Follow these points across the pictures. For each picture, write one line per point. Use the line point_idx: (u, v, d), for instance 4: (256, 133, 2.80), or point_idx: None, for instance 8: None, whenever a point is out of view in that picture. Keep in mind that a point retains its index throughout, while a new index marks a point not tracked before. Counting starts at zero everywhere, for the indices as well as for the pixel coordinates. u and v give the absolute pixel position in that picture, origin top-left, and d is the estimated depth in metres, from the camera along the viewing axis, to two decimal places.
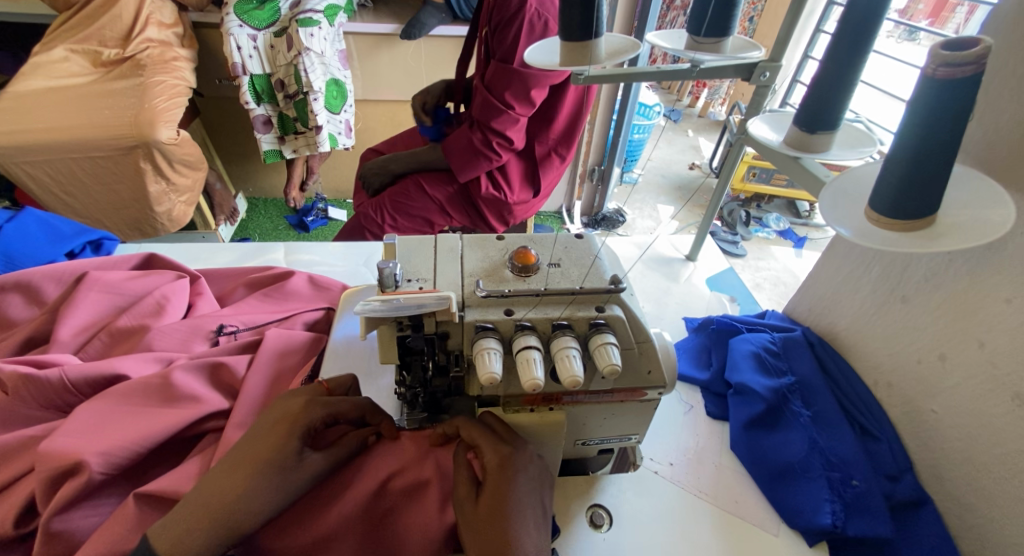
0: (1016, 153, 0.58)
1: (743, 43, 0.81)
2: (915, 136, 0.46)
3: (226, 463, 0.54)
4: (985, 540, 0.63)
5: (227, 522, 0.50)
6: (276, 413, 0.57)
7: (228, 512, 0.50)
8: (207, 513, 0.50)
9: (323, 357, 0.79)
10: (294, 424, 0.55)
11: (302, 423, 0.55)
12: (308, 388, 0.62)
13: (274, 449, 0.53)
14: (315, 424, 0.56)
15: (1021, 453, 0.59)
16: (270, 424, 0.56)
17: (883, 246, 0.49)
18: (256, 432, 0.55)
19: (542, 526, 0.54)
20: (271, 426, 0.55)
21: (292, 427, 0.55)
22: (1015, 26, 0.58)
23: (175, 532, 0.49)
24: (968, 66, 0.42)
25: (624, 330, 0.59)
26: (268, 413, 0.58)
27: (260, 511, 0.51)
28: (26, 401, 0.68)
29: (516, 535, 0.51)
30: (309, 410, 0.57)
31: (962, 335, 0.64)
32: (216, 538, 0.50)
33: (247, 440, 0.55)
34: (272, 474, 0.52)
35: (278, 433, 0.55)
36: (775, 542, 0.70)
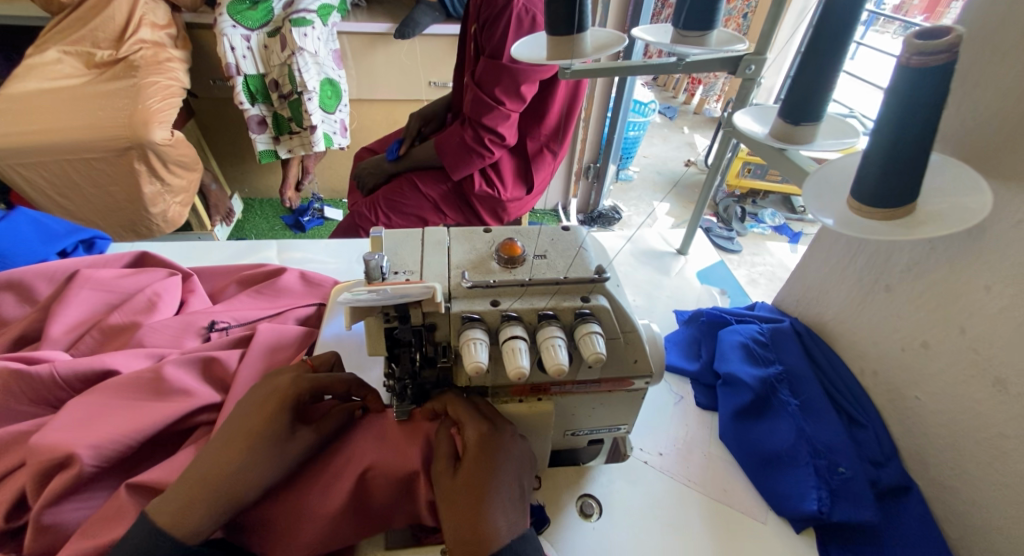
0: (993, 141, 0.59)
1: (729, 36, 0.81)
2: (892, 125, 0.47)
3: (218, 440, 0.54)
4: (969, 524, 0.64)
5: (228, 495, 0.51)
6: (265, 390, 0.58)
7: (224, 487, 0.51)
8: (201, 486, 0.51)
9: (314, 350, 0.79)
10: (284, 398, 0.56)
11: (293, 398, 0.56)
12: (293, 366, 0.63)
13: (266, 424, 0.54)
14: (303, 399, 0.57)
15: (1002, 437, 0.60)
16: (261, 399, 0.57)
17: (864, 236, 0.50)
18: (245, 409, 0.56)
19: (518, 503, 0.55)
20: (261, 402, 0.56)
21: (283, 402, 0.56)
22: (991, 14, 0.59)
23: (178, 506, 0.50)
24: (941, 55, 0.43)
25: (609, 320, 0.59)
26: (257, 390, 0.58)
27: (257, 482, 0.52)
28: (17, 397, 0.68)
29: (489, 505, 0.52)
30: (298, 383, 0.58)
31: (945, 322, 0.65)
32: (219, 511, 0.51)
33: (239, 417, 0.56)
34: (269, 448, 0.53)
35: (269, 410, 0.55)
36: (764, 530, 0.71)
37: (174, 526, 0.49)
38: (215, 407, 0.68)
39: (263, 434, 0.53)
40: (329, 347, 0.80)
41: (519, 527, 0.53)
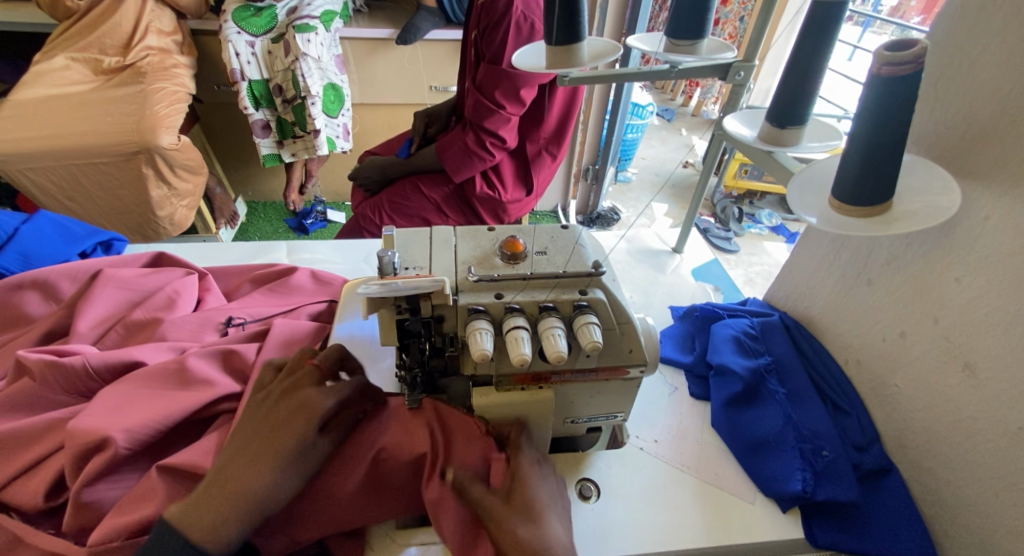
0: (961, 143, 0.63)
1: (717, 45, 0.89)
2: (865, 128, 0.52)
3: (241, 453, 0.57)
4: (943, 502, 0.69)
5: (250, 506, 0.55)
6: (287, 404, 0.60)
7: (254, 500, 0.55)
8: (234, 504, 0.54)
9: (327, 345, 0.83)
10: (307, 416, 0.59)
11: (316, 413, 0.59)
12: (305, 372, 0.64)
13: (291, 441, 0.58)
14: (326, 413, 0.60)
15: (971, 419, 0.64)
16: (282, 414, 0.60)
17: (842, 230, 0.54)
18: (267, 424, 0.59)
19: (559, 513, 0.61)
20: (283, 417, 0.59)
21: (308, 419, 0.59)
22: (959, 25, 0.64)
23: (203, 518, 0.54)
24: (906, 65, 0.48)
25: (605, 312, 0.64)
26: (274, 403, 0.61)
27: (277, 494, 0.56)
28: (51, 387, 0.73)
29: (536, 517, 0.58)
30: (318, 398, 0.60)
31: (920, 312, 0.70)
32: (241, 520, 0.55)
33: (258, 430, 0.59)
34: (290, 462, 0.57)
35: (291, 426, 0.58)
36: (751, 509, 0.75)
37: (204, 540, 0.53)
38: (236, 396, 0.73)
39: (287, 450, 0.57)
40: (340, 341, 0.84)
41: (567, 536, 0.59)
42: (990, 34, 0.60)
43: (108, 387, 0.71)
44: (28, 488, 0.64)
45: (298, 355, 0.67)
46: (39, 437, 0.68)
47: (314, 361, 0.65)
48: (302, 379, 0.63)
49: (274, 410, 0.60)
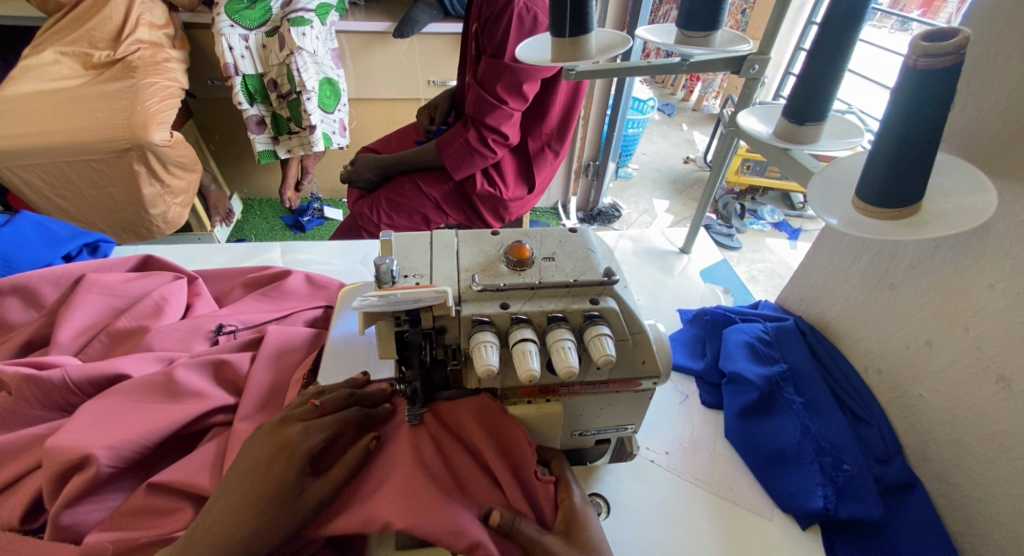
0: (998, 140, 0.59)
1: (731, 36, 0.82)
2: (898, 127, 0.47)
3: (226, 500, 0.53)
4: (972, 520, 0.65)
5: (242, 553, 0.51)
6: (272, 444, 0.55)
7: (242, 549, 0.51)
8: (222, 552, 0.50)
9: (322, 353, 0.78)
10: (293, 460, 0.54)
11: (303, 454, 0.55)
12: (297, 410, 0.59)
13: (276, 485, 0.53)
14: (313, 452, 0.55)
15: (1005, 434, 0.61)
16: (268, 457, 0.55)
17: (867, 234, 0.50)
18: (253, 465, 0.54)
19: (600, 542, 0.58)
20: (268, 459, 0.54)
21: (291, 460, 0.54)
22: (995, 16, 0.60)
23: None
24: (949, 56, 0.43)
25: (618, 322, 0.60)
26: (260, 441, 0.56)
27: (269, 542, 0.52)
28: (29, 402, 0.69)
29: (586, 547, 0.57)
30: (306, 437, 0.56)
31: (948, 320, 0.66)
32: None
33: (244, 471, 0.54)
34: (276, 508, 0.52)
35: (276, 466, 0.54)
36: (768, 526, 0.72)
37: None
38: (228, 405, 0.70)
39: (272, 497, 0.52)
40: (336, 349, 0.76)
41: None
42: None
43: (91, 401, 0.67)
44: (5, 509, 0.60)
45: (302, 396, 0.62)
46: (16, 452, 0.64)
47: (315, 401, 0.60)
48: (290, 416, 0.58)
49: (257, 451, 0.56)
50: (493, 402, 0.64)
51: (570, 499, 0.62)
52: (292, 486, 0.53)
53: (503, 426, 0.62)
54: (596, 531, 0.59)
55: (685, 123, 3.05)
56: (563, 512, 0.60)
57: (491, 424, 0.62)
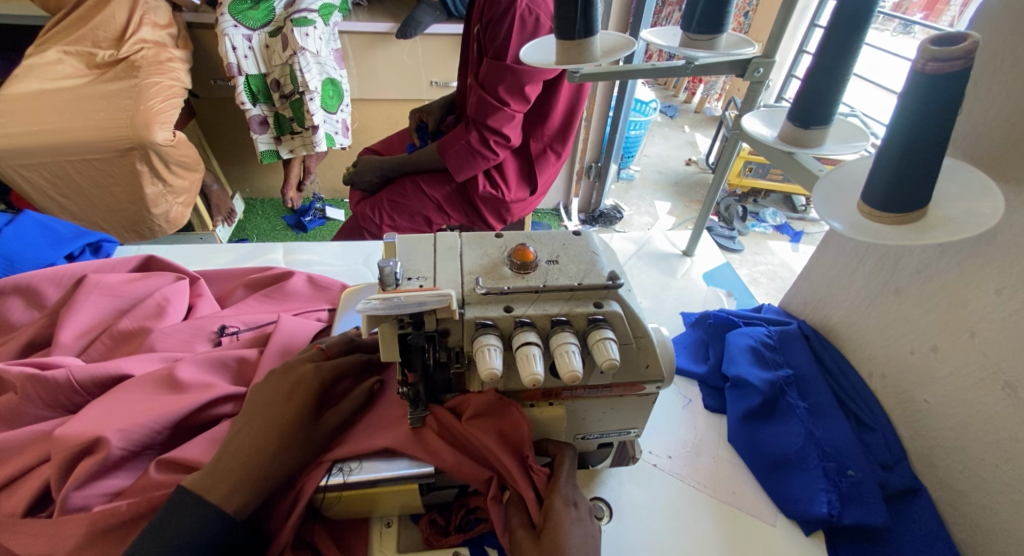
0: (1005, 146, 0.59)
1: (737, 40, 0.83)
2: (905, 132, 0.47)
3: (246, 429, 0.59)
4: (978, 527, 0.65)
5: (266, 474, 0.57)
6: (287, 382, 0.62)
7: (265, 468, 0.57)
8: (247, 468, 0.56)
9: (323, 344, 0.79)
10: (308, 391, 0.62)
11: (317, 386, 0.62)
12: (306, 355, 0.67)
13: (295, 412, 0.60)
14: (323, 385, 0.63)
15: (1012, 441, 0.60)
16: (285, 392, 0.62)
17: (873, 239, 0.50)
18: (270, 399, 0.61)
19: (585, 521, 0.58)
20: (285, 393, 0.62)
21: (305, 393, 0.61)
22: (1003, 21, 0.60)
23: (210, 480, 0.55)
24: (957, 61, 0.43)
25: (622, 326, 0.59)
26: (275, 381, 0.63)
27: (289, 463, 0.59)
28: (33, 402, 0.69)
29: (563, 534, 0.55)
30: (318, 373, 0.63)
31: (954, 325, 0.66)
32: (257, 486, 0.56)
33: (263, 404, 0.61)
34: (298, 432, 0.60)
35: (292, 391, 0.62)
36: (772, 532, 0.71)
37: (223, 503, 0.54)
38: (231, 403, 0.70)
39: (292, 423, 0.59)
40: None
41: (586, 531, 0.57)
42: None
43: (94, 400, 0.67)
44: (8, 506, 0.60)
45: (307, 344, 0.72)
46: (18, 451, 0.64)
47: (320, 346, 0.69)
48: (299, 360, 0.66)
49: (273, 386, 0.63)
50: (497, 397, 0.62)
51: (557, 496, 0.58)
52: (307, 413, 0.61)
53: (503, 418, 0.62)
54: (572, 537, 0.55)
55: (687, 125, 3.06)
56: (545, 507, 0.58)
57: (500, 419, 0.62)
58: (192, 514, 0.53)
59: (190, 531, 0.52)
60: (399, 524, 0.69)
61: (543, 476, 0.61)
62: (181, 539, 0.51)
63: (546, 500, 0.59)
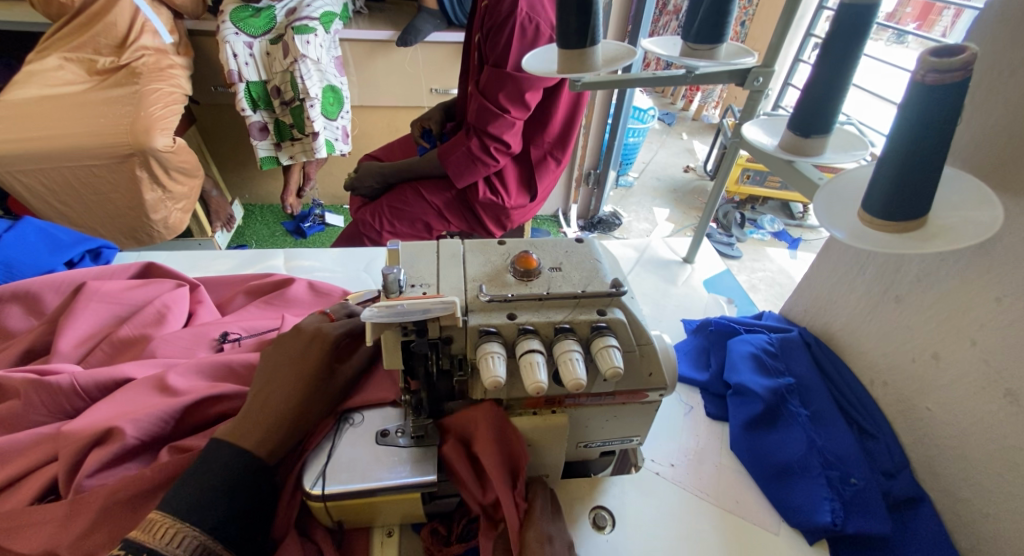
0: (1005, 156, 0.60)
1: (737, 49, 0.83)
2: (905, 144, 0.48)
3: (267, 386, 0.62)
4: (982, 535, 0.65)
5: (292, 422, 0.60)
6: (301, 341, 0.65)
7: (294, 416, 0.61)
8: (277, 418, 0.60)
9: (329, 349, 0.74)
10: (324, 346, 0.65)
11: (331, 343, 0.66)
12: (312, 318, 0.70)
13: (315, 366, 0.64)
14: (337, 341, 0.67)
15: (1014, 449, 0.61)
16: (302, 348, 0.65)
17: (876, 247, 0.50)
18: (288, 356, 0.64)
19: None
20: (302, 349, 0.65)
21: (322, 348, 0.65)
22: (1000, 34, 0.60)
23: (241, 430, 0.58)
24: (955, 73, 0.43)
25: (626, 333, 0.59)
26: (289, 341, 0.66)
27: (313, 414, 0.63)
28: (35, 407, 0.68)
29: None
30: (329, 331, 0.67)
31: (955, 333, 0.66)
32: (286, 433, 0.60)
33: (281, 361, 0.64)
34: (319, 382, 0.64)
35: (303, 352, 0.65)
36: (775, 541, 0.71)
37: (257, 449, 0.57)
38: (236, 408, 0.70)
39: (312, 375, 0.63)
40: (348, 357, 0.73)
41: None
42: None
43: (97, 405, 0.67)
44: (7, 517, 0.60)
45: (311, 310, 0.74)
46: (17, 457, 0.63)
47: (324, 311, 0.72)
48: (306, 323, 0.69)
49: (285, 349, 0.66)
50: (499, 410, 0.61)
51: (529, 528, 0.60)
52: (324, 368, 0.64)
53: (506, 447, 0.61)
54: None
55: (685, 133, 3.08)
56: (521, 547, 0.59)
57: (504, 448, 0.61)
58: (228, 460, 0.56)
59: (231, 472, 0.55)
60: (400, 534, 0.68)
61: (526, 509, 0.62)
62: (220, 483, 0.54)
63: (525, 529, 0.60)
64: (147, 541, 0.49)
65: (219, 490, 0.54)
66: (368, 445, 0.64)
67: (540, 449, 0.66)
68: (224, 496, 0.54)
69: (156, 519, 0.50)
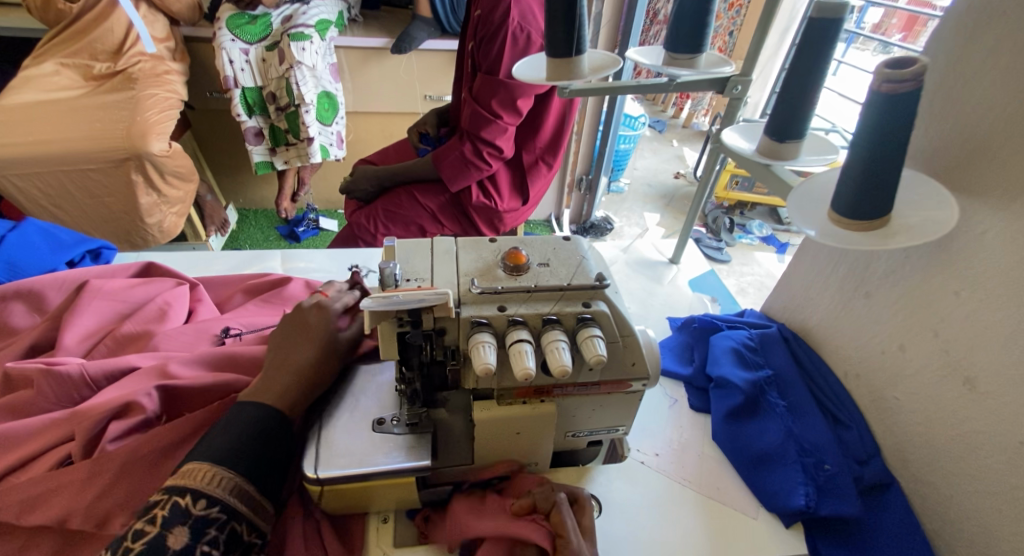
0: (961, 160, 0.64)
1: (716, 59, 0.87)
2: (869, 147, 0.52)
3: (280, 352, 0.67)
4: (946, 517, 0.69)
5: (308, 380, 0.65)
6: (299, 316, 0.71)
7: (309, 372, 0.66)
8: (294, 376, 0.64)
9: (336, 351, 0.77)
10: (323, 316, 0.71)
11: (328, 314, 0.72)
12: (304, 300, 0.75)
13: (319, 334, 0.69)
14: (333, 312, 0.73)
15: (973, 432, 0.65)
16: (302, 320, 0.70)
17: (843, 244, 0.55)
18: (293, 327, 0.70)
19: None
20: (302, 323, 0.70)
21: (321, 318, 0.71)
22: (953, 47, 0.65)
23: (260, 389, 0.63)
24: (908, 83, 0.48)
25: (609, 325, 0.63)
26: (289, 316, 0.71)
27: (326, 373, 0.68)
28: (43, 396, 0.71)
29: None
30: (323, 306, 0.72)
31: (920, 325, 0.71)
32: (303, 388, 0.65)
33: (287, 332, 0.69)
34: (326, 345, 0.69)
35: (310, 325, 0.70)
36: (754, 525, 0.74)
37: (278, 403, 0.62)
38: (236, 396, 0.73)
39: (319, 341, 0.69)
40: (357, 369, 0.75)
41: None
42: (985, 54, 0.62)
43: (106, 392, 0.70)
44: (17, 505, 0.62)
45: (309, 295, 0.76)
46: (25, 445, 0.66)
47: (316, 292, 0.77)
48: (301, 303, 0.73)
49: (286, 323, 0.71)
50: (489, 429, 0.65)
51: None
52: (327, 333, 0.70)
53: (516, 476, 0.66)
54: None
55: (676, 140, 3.14)
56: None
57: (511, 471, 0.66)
58: (254, 414, 0.59)
59: (259, 422, 0.59)
60: (395, 519, 0.71)
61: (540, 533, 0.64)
62: (250, 430, 0.58)
63: (558, 538, 0.59)
64: (188, 483, 0.52)
65: (252, 437, 0.57)
66: (367, 434, 0.66)
67: (531, 442, 0.69)
68: (255, 445, 0.57)
69: (194, 467, 0.53)
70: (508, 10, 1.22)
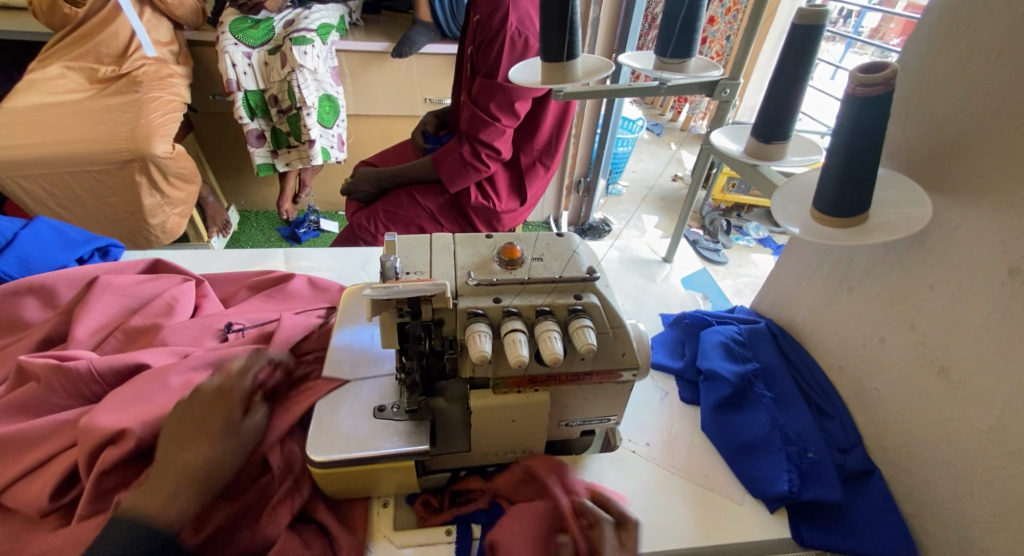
0: (933, 160, 0.68)
1: (704, 63, 0.91)
2: (845, 146, 0.55)
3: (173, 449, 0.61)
4: (923, 502, 0.72)
5: (199, 483, 0.59)
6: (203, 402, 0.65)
7: (203, 472, 0.60)
8: (182, 479, 0.59)
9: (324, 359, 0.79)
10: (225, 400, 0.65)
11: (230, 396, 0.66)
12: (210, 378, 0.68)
13: (217, 424, 0.64)
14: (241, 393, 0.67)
15: (946, 419, 0.68)
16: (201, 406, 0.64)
17: (822, 239, 0.58)
18: (191, 416, 0.64)
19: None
20: (201, 410, 0.64)
21: (224, 401, 0.65)
22: (926, 54, 0.69)
23: (149, 494, 0.58)
24: (879, 86, 0.51)
25: (600, 316, 0.66)
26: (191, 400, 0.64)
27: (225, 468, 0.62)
28: (55, 391, 0.74)
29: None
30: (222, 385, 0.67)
31: (897, 318, 0.74)
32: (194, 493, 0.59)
33: (185, 418, 0.63)
34: (225, 434, 0.64)
35: (215, 413, 0.64)
36: (741, 510, 0.77)
37: (158, 516, 0.56)
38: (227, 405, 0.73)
39: (218, 431, 0.63)
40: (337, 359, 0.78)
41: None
42: (955, 60, 0.65)
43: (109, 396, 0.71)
44: (33, 492, 0.65)
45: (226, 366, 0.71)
46: (38, 434, 0.69)
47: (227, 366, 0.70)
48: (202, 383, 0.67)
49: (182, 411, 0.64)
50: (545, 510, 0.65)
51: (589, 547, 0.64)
52: (226, 421, 0.64)
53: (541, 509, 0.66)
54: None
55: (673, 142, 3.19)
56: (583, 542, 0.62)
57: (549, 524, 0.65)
58: (132, 530, 0.55)
59: (134, 540, 0.54)
60: (395, 504, 0.74)
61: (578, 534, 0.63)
62: (124, 543, 0.54)
63: (592, 529, 0.63)
64: None
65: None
66: (368, 420, 0.69)
67: (527, 431, 0.72)
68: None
69: None
70: (506, 16, 1.26)
